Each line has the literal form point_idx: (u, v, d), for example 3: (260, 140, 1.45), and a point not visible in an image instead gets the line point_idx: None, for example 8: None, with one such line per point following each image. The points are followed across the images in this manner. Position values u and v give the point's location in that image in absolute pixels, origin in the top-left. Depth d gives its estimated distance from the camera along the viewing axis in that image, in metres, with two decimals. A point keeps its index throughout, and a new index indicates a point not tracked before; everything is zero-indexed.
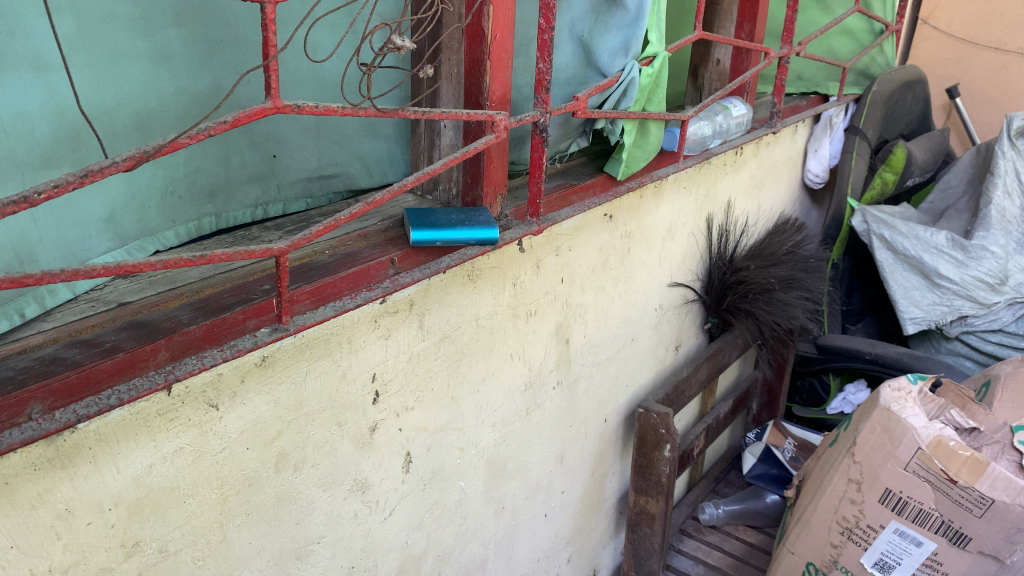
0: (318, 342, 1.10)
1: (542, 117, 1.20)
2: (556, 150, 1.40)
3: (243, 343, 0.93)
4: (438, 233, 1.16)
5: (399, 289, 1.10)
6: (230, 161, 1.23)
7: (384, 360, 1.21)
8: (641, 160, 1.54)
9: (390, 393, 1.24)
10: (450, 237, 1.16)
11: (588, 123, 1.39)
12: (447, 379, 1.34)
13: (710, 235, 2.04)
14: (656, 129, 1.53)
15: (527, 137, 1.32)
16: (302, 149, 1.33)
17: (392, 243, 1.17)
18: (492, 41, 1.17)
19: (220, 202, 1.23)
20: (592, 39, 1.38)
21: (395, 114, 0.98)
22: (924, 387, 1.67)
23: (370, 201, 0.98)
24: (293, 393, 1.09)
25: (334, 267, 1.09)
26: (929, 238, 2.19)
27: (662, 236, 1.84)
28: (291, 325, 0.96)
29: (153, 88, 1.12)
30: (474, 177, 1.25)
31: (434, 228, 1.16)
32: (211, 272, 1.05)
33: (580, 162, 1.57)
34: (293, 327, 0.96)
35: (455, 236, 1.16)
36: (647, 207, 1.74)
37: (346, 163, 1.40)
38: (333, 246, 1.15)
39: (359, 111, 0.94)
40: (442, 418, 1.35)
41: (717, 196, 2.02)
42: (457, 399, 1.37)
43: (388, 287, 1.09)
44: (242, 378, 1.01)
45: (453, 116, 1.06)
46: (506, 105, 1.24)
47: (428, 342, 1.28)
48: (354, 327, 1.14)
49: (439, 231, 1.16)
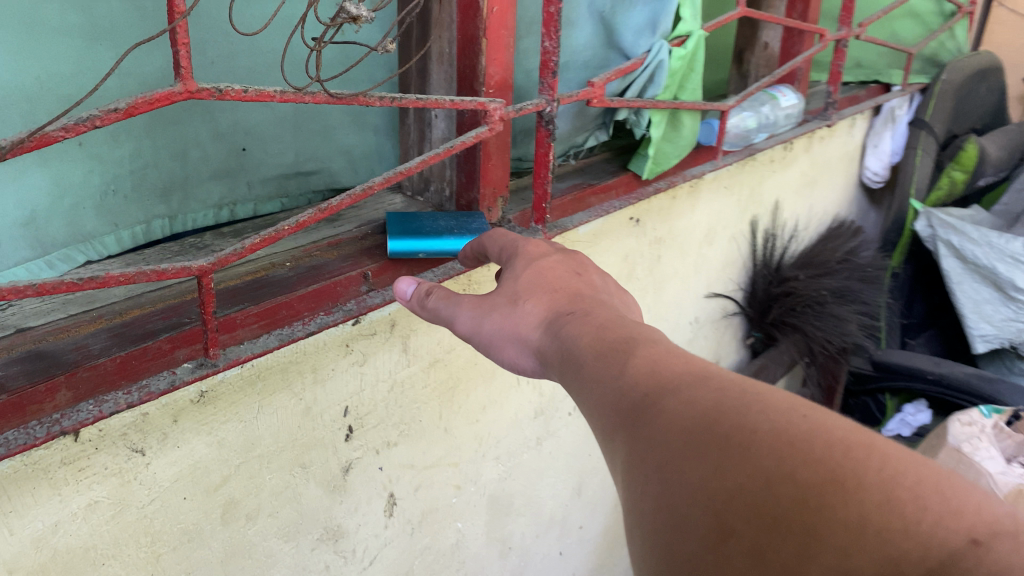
0: (274, 373, 0.93)
1: (548, 105, 1.01)
2: (570, 144, 1.21)
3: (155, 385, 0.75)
4: (412, 245, 0.98)
5: (365, 311, 0.89)
6: (189, 154, 1.09)
7: (358, 391, 1.03)
8: (672, 155, 1.35)
9: (368, 428, 1.06)
10: (427, 248, 0.98)
11: (607, 114, 1.20)
12: (439, 409, 1.16)
13: (754, 241, 1.81)
14: (691, 121, 1.33)
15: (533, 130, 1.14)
16: (277, 141, 1.18)
17: (367, 254, 1.00)
18: (488, 15, 0.99)
19: (176, 202, 1.08)
20: (614, 15, 1.19)
21: (354, 101, 0.80)
22: (1001, 420, 1.45)
23: (324, 207, 0.81)
24: (243, 432, 0.92)
25: (291, 284, 0.92)
26: (1003, 245, 1.92)
27: (698, 241, 1.64)
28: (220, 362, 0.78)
29: (90, 70, 0.97)
30: (469, 176, 1.07)
31: (407, 238, 0.98)
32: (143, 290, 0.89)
33: (601, 158, 1.38)
34: (224, 362, 0.77)
35: (432, 247, 0.98)
36: (681, 209, 1.54)
37: (330, 158, 1.24)
38: (295, 257, 0.98)
39: (303, 97, 0.76)
40: (433, 454, 1.17)
41: (764, 197, 1.80)
42: (452, 430, 1.19)
43: (353, 309, 0.89)
44: (175, 418, 0.85)
45: (433, 103, 0.87)
46: (507, 91, 1.06)
47: (416, 367, 1.10)
48: (321, 354, 0.97)
49: (413, 241, 0.98)
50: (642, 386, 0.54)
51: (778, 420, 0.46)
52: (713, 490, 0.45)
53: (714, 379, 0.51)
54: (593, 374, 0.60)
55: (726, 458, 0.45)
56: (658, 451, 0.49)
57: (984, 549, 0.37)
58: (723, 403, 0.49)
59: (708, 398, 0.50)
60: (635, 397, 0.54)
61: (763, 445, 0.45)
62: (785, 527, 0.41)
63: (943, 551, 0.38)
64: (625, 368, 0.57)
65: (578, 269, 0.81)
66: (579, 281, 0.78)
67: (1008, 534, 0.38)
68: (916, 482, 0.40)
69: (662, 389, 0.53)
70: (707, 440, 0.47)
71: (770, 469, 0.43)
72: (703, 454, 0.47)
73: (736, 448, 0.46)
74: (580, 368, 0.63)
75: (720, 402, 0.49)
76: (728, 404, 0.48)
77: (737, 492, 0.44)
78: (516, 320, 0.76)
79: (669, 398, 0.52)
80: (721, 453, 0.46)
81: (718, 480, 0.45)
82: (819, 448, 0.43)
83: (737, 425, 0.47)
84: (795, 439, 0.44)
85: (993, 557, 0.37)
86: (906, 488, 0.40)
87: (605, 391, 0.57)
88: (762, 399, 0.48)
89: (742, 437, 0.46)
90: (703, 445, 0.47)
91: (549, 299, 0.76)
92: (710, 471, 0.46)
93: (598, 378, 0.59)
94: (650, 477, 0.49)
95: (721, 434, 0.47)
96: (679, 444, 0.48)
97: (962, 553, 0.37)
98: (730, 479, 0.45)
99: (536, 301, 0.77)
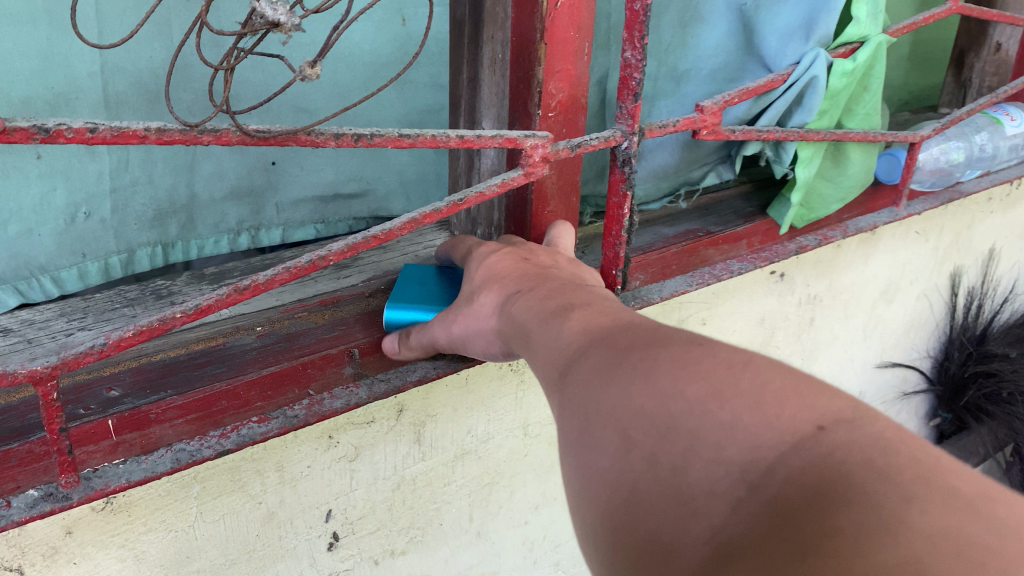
0: (220, 473, 0.72)
1: (626, 140, 0.72)
2: (682, 179, 0.92)
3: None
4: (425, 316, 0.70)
5: (316, 420, 0.68)
6: (197, 169, 0.89)
7: (347, 492, 0.81)
8: (833, 200, 0.99)
9: (361, 536, 0.84)
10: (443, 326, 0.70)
11: (733, 145, 0.88)
12: (469, 510, 0.91)
13: (954, 302, 1.40)
14: (863, 155, 0.97)
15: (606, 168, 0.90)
16: (315, 155, 0.97)
17: (364, 324, 0.76)
18: (551, 10, 0.69)
19: (175, 225, 0.89)
20: (758, 10, 0.86)
21: (289, 142, 0.55)
22: None
23: (246, 286, 0.57)
24: (174, 543, 0.71)
25: (243, 362, 0.70)
26: None
27: (872, 299, 1.26)
28: (77, 493, 0.57)
29: (59, 65, 0.79)
30: (518, 226, 0.79)
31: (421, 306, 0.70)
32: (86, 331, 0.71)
33: (735, 193, 1.07)
34: (80, 495, 0.57)
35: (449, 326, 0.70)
36: (850, 260, 1.18)
37: (377, 179, 1.03)
38: (270, 320, 0.76)
39: (199, 137, 0.52)
40: (460, 564, 0.93)
41: (974, 244, 1.36)
42: (489, 534, 0.94)
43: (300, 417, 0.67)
44: (68, 529, 0.65)
45: (431, 143, 0.61)
46: (578, 115, 0.77)
47: (435, 462, 0.86)
48: (290, 450, 0.75)
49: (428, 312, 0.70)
50: (564, 336, 0.44)
51: (674, 348, 0.37)
52: (606, 414, 0.36)
53: (627, 326, 0.42)
54: (531, 341, 0.48)
55: (629, 382, 0.36)
56: (565, 390, 0.40)
57: (831, 435, 0.30)
58: (628, 341, 0.40)
59: (617, 337, 0.41)
60: (559, 355, 0.43)
61: (659, 366, 0.36)
62: (670, 435, 0.33)
63: (789, 441, 0.30)
64: (560, 330, 0.45)
65: (533, 253, 0.63)
66: (531, 263, 0.61)
67: (859, 423, 0.30)
68: (785, 391, 0.33)
69: (580, 335, 0.43)
70: (612, 367, 0.38)
71: (660, 384, 0.35)
72: (605, 382, 0.38)
73: (635, 373, 0.37)
74: (524, 337, 0.49)
75: (631, 340, 0.40)
76: (637, 339, 0.39)
77: (632, 412, 0.35)
78: (475, 324, 0.59)
79: (591, 344, 0.42)
80: (620, 379, 0.37)
81: (618, 404, 0.36)
82: (707, 366, 0.35)
83: (640, 350, 0.38)
84: (686, 361, 0.36)
85: (844, 443, 0.30)
86: (776, 397, 0.32)
87: (534, 353, 0.46)
88: (664, 333, 0.39)
89: (639, 361, 0.37)
90: (607, 374, 0.38)
91: (502, 282, 0.59)
92: (610, 396, 0.36)
93: (533, 344, 0.47)
94: (557, 420, 0.39)
95: (623, 361, 0.38)
96: (587, 373, 0.39)
97: (807, 441, 0.30)
98: (625, 399, 0.36)
99: (491, 290, 0.59)
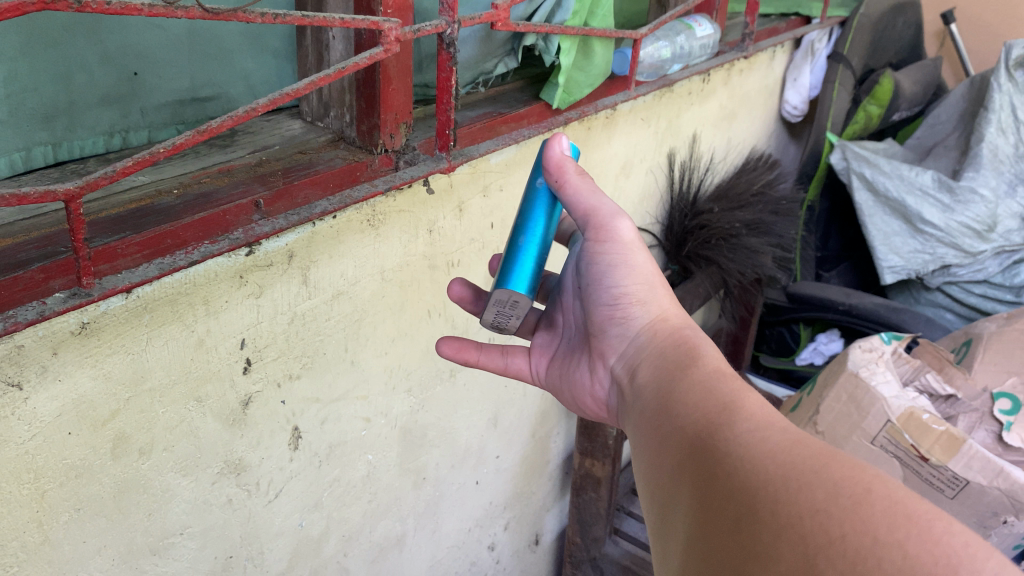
0: (162, 304, 0.90)
1: (449, 27, 0.98)
2: (479, 71, 1.19)
3: (25, 313, 0.72)
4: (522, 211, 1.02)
5: (254, 241, 0.89)
6: (75, 79, 1.03)
7: (256, 324, 1.01)
8: (585, 85, 1.32)
9: (267, 361, 1.05)
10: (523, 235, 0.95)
11: (515, 39, 1.17)
12: (345, 341, 1.15)
13: (672, 173, 1.82)
14: (603, 48, 1.31)
15: (435, 55, 1.17)
16: (169, 65, 1.13)
17: (260, 181, 0.96)
18: None
19: (60, 129, 1.02)
20: None
21: (232, 17, 0.76)
22: (899, 347, 1.57)
23: (203, 128, 0.78)
24: (131, 365, 0.89)
25: (176, 212, 0.88)
26: (915, 178, 2.20)
27: (615, 172, 1.62)
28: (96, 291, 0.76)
29: None
30: (370, 102, 1.04)
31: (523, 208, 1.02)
32: (156, 274, 0.81)
33: (514, 87, 1.37)
34: (98, 291, 0.76)
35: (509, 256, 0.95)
36: (598, 141, 1.52)
37: (226, 84, 1.21)
38: (183, 184, 0.94)
39: (175, 11, 0.72)
40: (340, 387, 1.17)
41: (681, 128, 1.78)
42: (359, 363, 1.19)
43: (242, 239, 0.89)
44: (55, 350, 0.80)
45: (321, 21, 0.83)
46: (405, 13, 1.01)
47: (319, 300, 1.08)
48: (212, 285, 0.94)
49: (533, 235, 0.95)
50: (744, 434, 0.66)
51: (872, 488, 0.56)
52: (801, 516, 0.56)
53: (810, 448, 0.62)
54: (706, 424, 0.70)
55: (823, 508, 0.56)
56: (755, 484, 0.61)
57: None
58: (821, 470, 0.59)
59: (803, 453, 0.61)
60: (741, 451, 0.64)
61: (871, 503, 0.55)
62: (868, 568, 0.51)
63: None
64: (737, 432, 0.67)
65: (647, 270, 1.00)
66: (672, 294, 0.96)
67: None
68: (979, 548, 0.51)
69: (761, 438, 0.65)
70: (803, 483, 0.58)
71: (860, 518, 0.54)
72: (803, 497, 0.57)
73: (838, 500, 0.56)
74: (694, 421, 0.72)
75: (822, 460, 0.60)
76: (828, 466, 0.59)
77: (829, 537, 0.54)
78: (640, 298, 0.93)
79: (776, 451, 0.62)
80: (820, 505, 0.56)
81: (812, 519, 0.55)
82: (912, 520, 0.53)
83: (834, 485, 0.57)
84: (887, 504, 0.54)
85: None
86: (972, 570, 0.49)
87: (707, 438, 0.69)
88: (856, 469, 0.58)
89: (841, 496, 0.56)
90: (804, 489, 0.58)
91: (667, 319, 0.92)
92: (805, 510, 0.56)
93: (708, 428, 0.69)
94: (739, 506, 0.60)
95: (826, 487, 0.57)
96: (779, 486, 0.59)
97: None
98: (821, 515, 0.55)
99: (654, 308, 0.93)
